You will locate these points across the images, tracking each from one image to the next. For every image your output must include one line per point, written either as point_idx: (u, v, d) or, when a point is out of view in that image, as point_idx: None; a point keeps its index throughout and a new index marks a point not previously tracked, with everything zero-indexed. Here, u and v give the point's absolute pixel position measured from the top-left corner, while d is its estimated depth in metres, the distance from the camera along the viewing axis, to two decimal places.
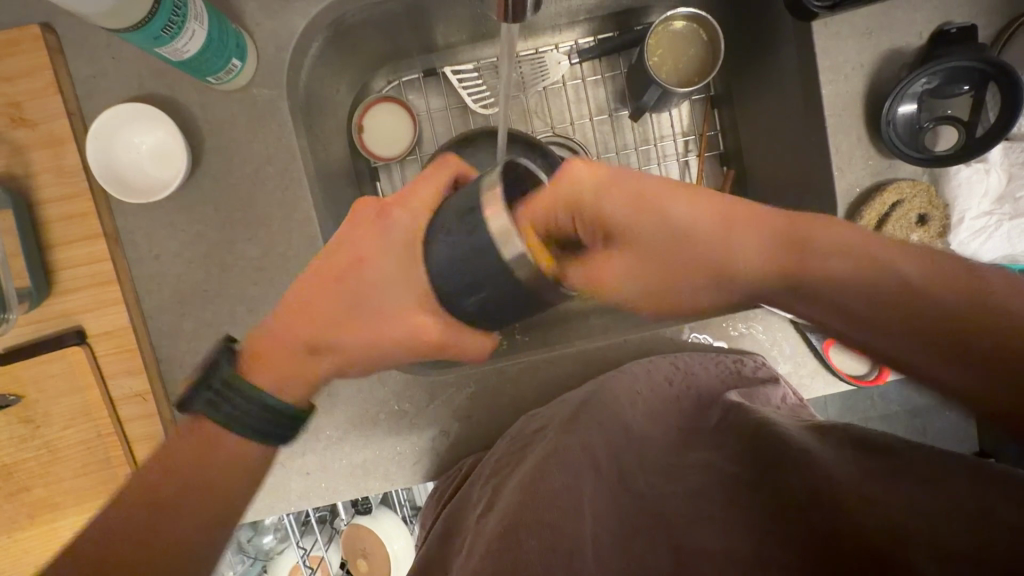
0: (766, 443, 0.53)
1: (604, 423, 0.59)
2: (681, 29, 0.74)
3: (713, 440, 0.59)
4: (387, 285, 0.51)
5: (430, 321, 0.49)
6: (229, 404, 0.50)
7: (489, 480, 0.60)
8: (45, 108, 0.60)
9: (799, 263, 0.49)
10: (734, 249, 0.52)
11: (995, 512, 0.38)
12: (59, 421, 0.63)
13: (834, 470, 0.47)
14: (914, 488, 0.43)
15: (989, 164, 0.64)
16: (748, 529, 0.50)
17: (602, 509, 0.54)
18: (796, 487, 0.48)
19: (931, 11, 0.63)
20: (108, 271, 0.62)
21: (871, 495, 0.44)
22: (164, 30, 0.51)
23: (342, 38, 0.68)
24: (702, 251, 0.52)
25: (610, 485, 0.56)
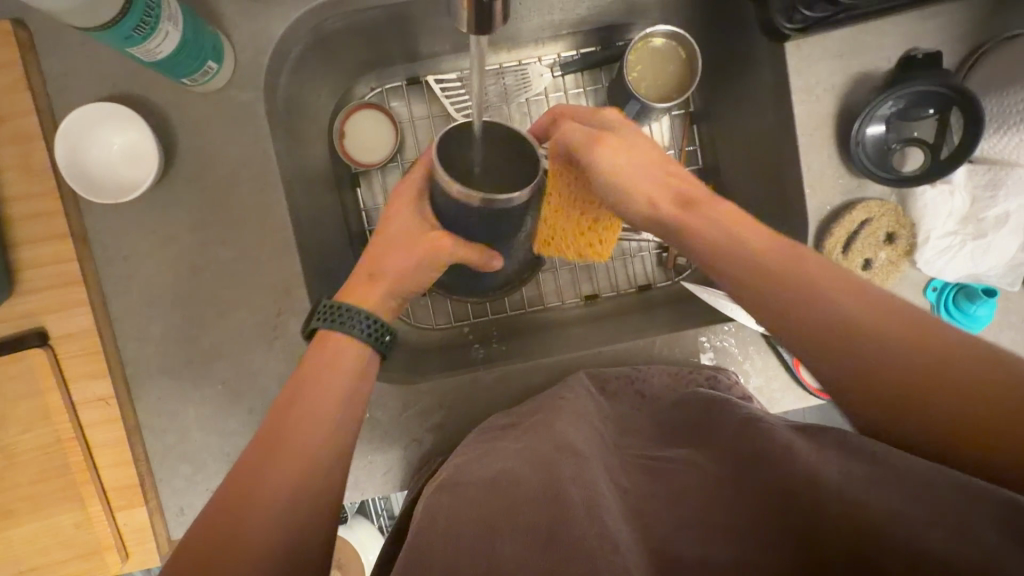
0: (749, 435, 0.48)
1: (575, 422, 0.55)
2: (660, 45, 0.76)
3: (688, 438, 0.53)
4: (408, 222, 0.58)
5: (446, 242, 0.58)
6: (342, 316, 0.53)
7: (460, 460, 0.55)
8: (14, 104, 0.59)
9: (863, 308, 0.38)
10: (826, 281, 0.40)
11: (981, 536, 0.34)
12: (17, 425, 0.61)
13: (821, 471, 0.42)
14: (897, 496, 0.39)
15: (954, 185, 0.65)
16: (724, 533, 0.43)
17: (593, 482, 0.46)
18: (774, 483, 0.43)
19: (900, 36, 0.65)
20: (74, 271, 0.61)
21: (855, 499, 0.39)
22: (135, 30, 0.50)
23: (324, 44, 0.69)
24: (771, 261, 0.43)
25: (602, 470, 0.49)
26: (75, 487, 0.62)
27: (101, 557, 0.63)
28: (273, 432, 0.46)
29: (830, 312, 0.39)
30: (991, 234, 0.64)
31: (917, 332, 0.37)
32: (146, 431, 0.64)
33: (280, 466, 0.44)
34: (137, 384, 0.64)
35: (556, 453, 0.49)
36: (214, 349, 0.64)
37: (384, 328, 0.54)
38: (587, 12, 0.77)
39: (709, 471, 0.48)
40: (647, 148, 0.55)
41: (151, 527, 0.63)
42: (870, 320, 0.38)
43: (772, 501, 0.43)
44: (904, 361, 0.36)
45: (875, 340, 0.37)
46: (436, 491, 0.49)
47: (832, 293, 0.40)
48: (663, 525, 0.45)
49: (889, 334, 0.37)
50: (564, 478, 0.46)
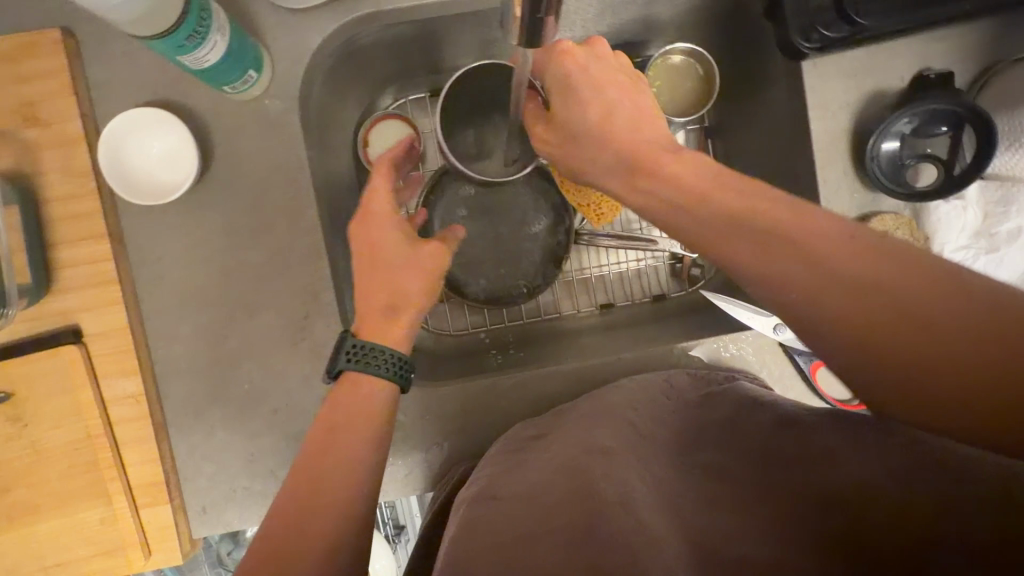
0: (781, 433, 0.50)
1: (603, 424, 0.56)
2: (679, 62, 0.78)
3: (721, 434, 0.54)
4: (387, 245, 0.60)
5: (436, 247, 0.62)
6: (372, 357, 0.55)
7: (490, 470, 0.57)
8: (60, 109, 0.62)
9: (893, 282, 0.36)
10: (850, 252, 0.37)
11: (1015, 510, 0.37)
12: (48, 420, 0.62)
13: (853, 469, 0.44)
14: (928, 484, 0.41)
15: (966, 201, 0.67)
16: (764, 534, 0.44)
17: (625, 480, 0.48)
18: (809, 481, 0.45)
19: (912, 57, 0.67)
20: (110, 270, 0.62)
21: (887, 488, 0.42)
22: (187, 40, 0.52)
23: (355, 56, 0.71)
24: (803, 233, 0.39)
25: (634, 463, 0.51)
26: (101, 484, 0.63)
27: (125, 554, 0.63)
28: (315, 458, 0.49)
29: (861, 289, 0.36)
30: (1004, 248, 0.67)
31: (954, 299, 0.35)
32: (172, 428, 0.65)
33: (327, 489, 0.47)
34: (165, 383, 0.65)
35: (584, 456, 0.51)
36: (241, 350, 0.65)
37: (408, 367, 0.57)
38: (607, 29, 0.80)
39: (739, 470, 0.49)
40: (598, 113, 0.53)
41: (175, 526, 0.64)
42: (896, 293, 0.36)
43: (802, 491, 0.45)
44: (941, 347, 0.34)
45: (908, 323, 0.35)
46: (475, 501, 0.52)
47: (863, 263, 0.37)
48: (697, 520, 0.46)
49: (920, 307, 0.35)
50: (596, 474, 0.48)
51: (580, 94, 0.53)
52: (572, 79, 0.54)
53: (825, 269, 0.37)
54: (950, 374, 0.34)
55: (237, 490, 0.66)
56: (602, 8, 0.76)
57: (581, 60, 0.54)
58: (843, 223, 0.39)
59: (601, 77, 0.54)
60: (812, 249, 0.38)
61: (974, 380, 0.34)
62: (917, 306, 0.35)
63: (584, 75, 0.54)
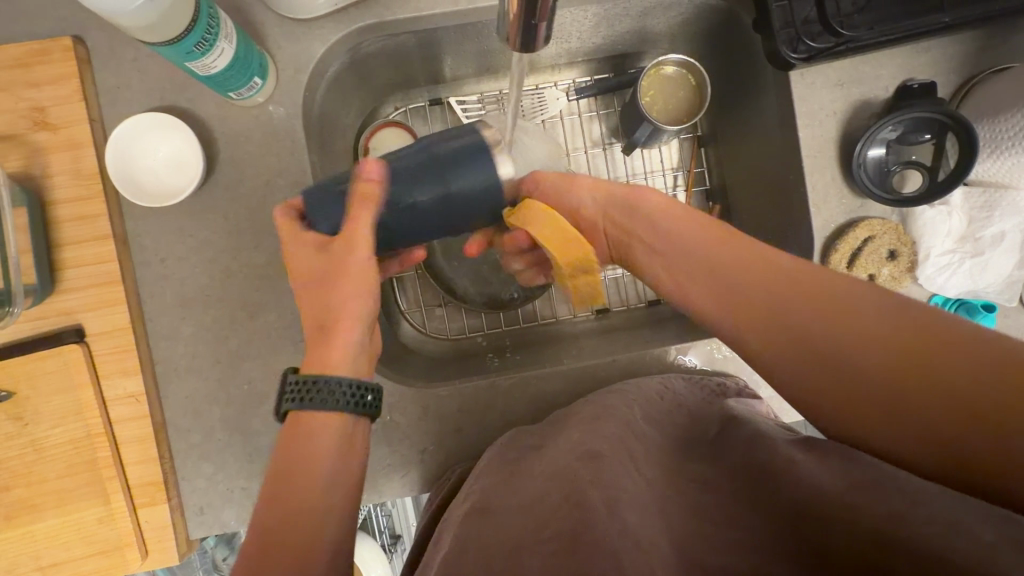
0: (758, 447, 0.51)
1: (597, 433, 0.55)
2: (671, 73, 0.81)
3: (708, 451, 0.56)
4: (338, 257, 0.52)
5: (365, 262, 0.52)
6: (319, 393, 0.48)
7: (486, 481, 0.57)
8: (69, 114, 0.63)
9: (849, 324, 0.41)
10: (809, 304, 0.43)
11: (971, 531, 0.37)
12: (49, 419, 0.63)
13: (823, 482, 0.45)
14: (894, 502, 0.41)
15: (951, 206, 0.68)
16: (743, 544, 0.43)
17: (617, 484, 0.47)
18: (781, 491, 0.46)
19: (895, 68, 0.70)
20: (114, 271, 0.63)
21: (854, 502, 0.42)
22: (196, 46, 0.54)
23: (358, 65, 0.73)
24: (782, 282, 0.45)
25: (626, 465, 0.50)
26: (100, 483, 0.63)
27: (121, 554, 0.64)
28: (295, 457, 0.47)
29: (833, 330, 0.41)
30: (988, 253, 0.67)
31: (911, 335, 0.39)
32: (172, 428, 0.66)
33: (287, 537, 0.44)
34: (166, 383, 0.65)
35: (577, 463, 0.51)
36: (242, 350, 0.66)
37: (364, 388, 0.49)
38: (602, 41, 0.83)
39: (725, 487, 0.50)
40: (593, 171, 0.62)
41: (172, 525, 0.64)
42: (865, 330, 0.40)
43: (784, 507, 0.46)
44: (894, 389, 0.38)
45: (861, 365, 0.40)
46: (468, 516, 0.51)
47: (827, 321, 0.42)
48: (677, 528, 0.46)
49: (877, 351, 0.39)
50: (585, 482, 0.47)
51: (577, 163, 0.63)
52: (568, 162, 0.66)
53: (789, 318, 0.43)
54: (923, 404, 0.37)
55: (234, 490, 0.66)
56: (598, 21, 0.79)
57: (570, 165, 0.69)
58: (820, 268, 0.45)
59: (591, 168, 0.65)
60: (788, 298, 0.44)
61: (951, 408, 0.36)
62: (884, 341, 0.39)
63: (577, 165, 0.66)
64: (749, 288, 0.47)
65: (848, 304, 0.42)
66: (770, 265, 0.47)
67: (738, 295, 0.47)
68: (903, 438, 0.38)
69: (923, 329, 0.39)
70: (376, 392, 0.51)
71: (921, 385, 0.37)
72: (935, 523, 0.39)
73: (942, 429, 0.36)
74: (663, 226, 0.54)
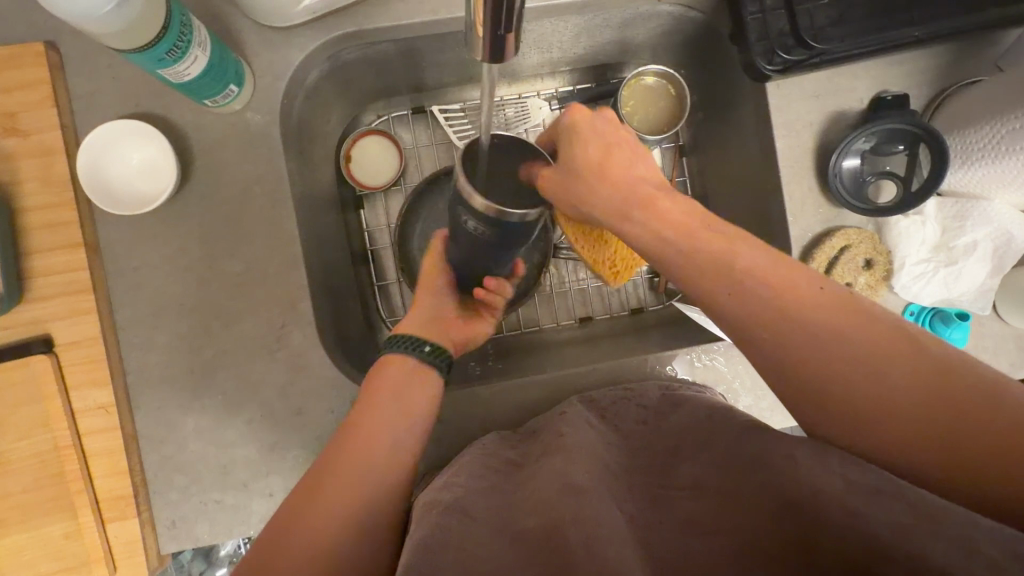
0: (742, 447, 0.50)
1: (575, 456, 0.55)
2: (652, 83, 0.82)
3: (698, 448, 0.54)
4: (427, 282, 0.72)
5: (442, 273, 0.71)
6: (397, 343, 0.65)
7: (466, 483, 0.57)
8: (40, 120, 0.62)
9: (856, 332, 0.42)
10: (825, 322, 0.42)
11: (971, 538, 0.37)
12: (14, 432, 0.61)
13: (816, 479, 0.44)
14: (894, 507, 0.40)
15: (925, 216, 0.69)
16: (729, 556, 0.44)
17: (598, 521, 0.46)
18: (767, 496, 0.46)
19: (870, 80, 0.71)
20: (84, 280, 0.62)
21: (854, 507, 0.41)
22: (168, 54, 0.53)
23: (338, 73, 0.73)
24: (786, 296, 0.44)
25: (607, 500, 0.50)
26: (68, 497, 0.61)
27: (89, 569, 0.62)
28: (336, 450, 0.54)
29: (839, 355, 0.42)
30: (961, 261, 0.68)
31: (915, 371, 0.40)
32: (143, 440, 0.64)
33: (328, 498, 0.50)
34: (137, 394, 0.64)
35: (558, 496, 0.50)
36: (217, 360, 0.65)
37: (423, 340, 0.65)
38: (584, 51, 0.83)
39: (710, 491, 0.50)
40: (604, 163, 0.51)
41: (142, 540, 0.63)
42: (870, 361, 0.41)
43: (777, 513, 0.45)
44: (888, 397, 0.40)
45: (862, 371, 0.41)
46: (445, 513, 0.51)
47: (839, 346, 0.42)
48: (665, 543, 0.47)
49: (882, 361, 0.41)
50: (566, 519, 0.47)
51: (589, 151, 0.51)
52: (581, 138, 0.51)
53: (799, 317, 0.43)
54: (922, 436, 0.39)
55: (208, 503, 0.65)
56: (579, 31, 0.79)
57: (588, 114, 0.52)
58: (821, 283, 0.44)
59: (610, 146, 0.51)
60: (797, 316, 0.43)
61: (950, 445, 0.38)
62: (889, 371, 0.40)
63: (600, 139, 0.51)
64: (757, 298, 0.44)
65: (856, 328, 0.42)
66: (773, 274, 0.45)
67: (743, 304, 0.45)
68: (887, 439, 0.41)
69: (927, 361, 0.40)
70: (437, 347, 0.65)
71: (923, 419, 0.39)
72: (931, 527, 0.38)
73: (940, 459, 0.39)
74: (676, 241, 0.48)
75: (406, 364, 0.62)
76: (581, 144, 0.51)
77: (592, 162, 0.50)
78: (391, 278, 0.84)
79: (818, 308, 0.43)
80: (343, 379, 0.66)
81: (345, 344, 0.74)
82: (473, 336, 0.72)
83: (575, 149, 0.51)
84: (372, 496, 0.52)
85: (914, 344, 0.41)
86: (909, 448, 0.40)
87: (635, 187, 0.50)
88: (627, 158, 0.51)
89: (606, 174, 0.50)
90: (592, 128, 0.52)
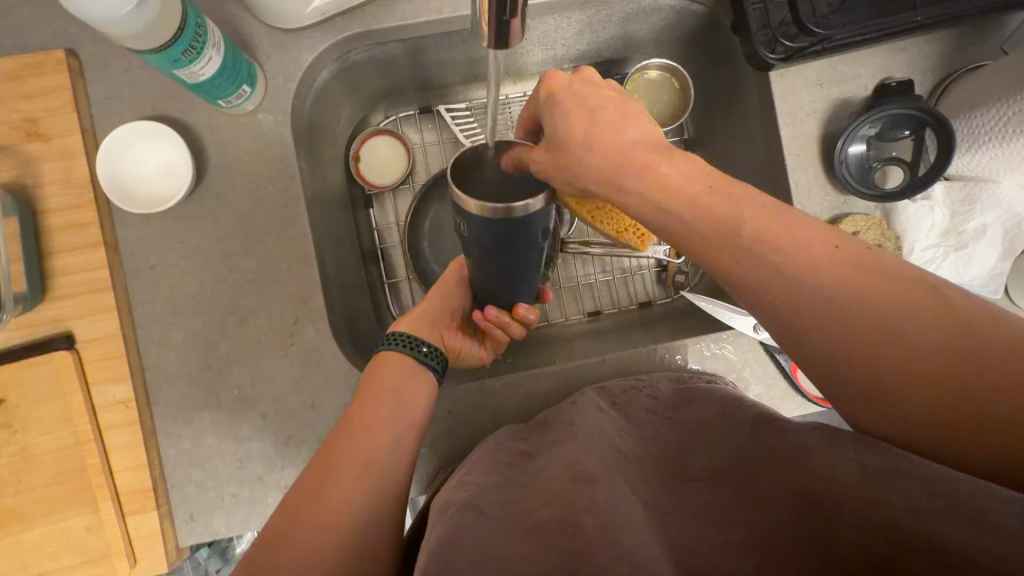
0: (759, 439, 0.50)
1: (590, 445, 0.55)
2: (655, 76, 0.83)
3: (711, 443, 0.54)
4: (439, 295, 0.73)
5: (458, 293, 0.74)
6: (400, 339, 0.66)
7: (478, 478, 0.57)
8: (61, 125, 0.64)
9: (875, 290, 0.39)
10: (843, 284, 0.40)
11: (992, 517, 0.37)
12: (39, 427, 0.63)
13: (834, 468, 0.44)
14: (915, 489, 0.40)
15: (933, 201, 0.69)
16: (751, 548, 0.43)
17: (611, 508, 0.46)
18: (787, 488, 0.45)
19: (874, 67, 0.71)
20: (104, 278, 0.64)
21: (877, 496, 0.41)
22: (183, 54, 0.55)
23: (346, 74, 0.75)
24: (801, 260, 0.41)
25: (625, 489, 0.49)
26: (90, 491, 0.63)
27: (110, 562, 0.63)
28: (337, 448, 0.55)
29: (857, 318, 0.39)
30: (971, 245, 0.67)
31: (939, 331, 0.38)
32: (161, 435, 0.65)
33: (341, 491, 0.51)
34: (155, 389, 0.65)
35: (571, 487, 0.50)
36: (232, 355, 0.66)
37: (422, 341, 0.66)
38: (587, 47, 0.84)
39: (729, 482, 0.49)
40: (593, 128, 0.47)
41: (162, 533, 0.64)
42: (893, 323, 0.39)
43: (796, 509, 0.44)
44: (912, 360, 0.38)
45: (881, 330, 0.39)
46: (460, 509, 0.51)
47: (860, 308, 0.39)
48: (681, 534, 0.46)
49: (901, 319, 0.39)
50: (580, 511, 0.47)
51: (574, 117, 0.48)
52: (561, 105, 0.49)
53: (814, 280, 0.41)
54: (947, 399, 0.37)
55: (225, 497, 0.66)
56: (582, 27, 0.80)
57: (565, 80, 0.50)
58: (837, 241, 0.42)
59: (597, 109, 0.48)
60: (810, 278, 0.41)
61: (977, 407, 0.37)
62: (913, 333, 0.38)
63: (584, 102, 0.48)
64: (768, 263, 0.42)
65: (876, 288, 0.39)
66: (784, 236, 0.42)
67: (753, 272, 0.43)
68: (910, 405, 0.39)
69: (952, 320, 0.38)
70: (433, 349, 0.66)
71: (948, 381, 0.37)
72: (950, 509, 0.38)
73: (966, 423, 0.37)
74: (682, 210, 0.45)
75: (405, 363, 0.64)
76: (562, 113, 0.49)
77: (576, 131, 0.48)
78: (402, 276, 0.85)
79: (833, 270, 0.41)
80: (355, 372, 0.67)
81: (356, 339, 0.75)
82: (462, 357, 0.74)
83: (557, 120, 0.49)
84: (388, 485, 0.54)
85: (940, 304, 0.38)
86: (927, 410, 0.38)
87: (632, 152, 0.46)
88: (617, 119, 0.48)
89: (599, 139, 0.47)
90: (572, 96, 0.49)
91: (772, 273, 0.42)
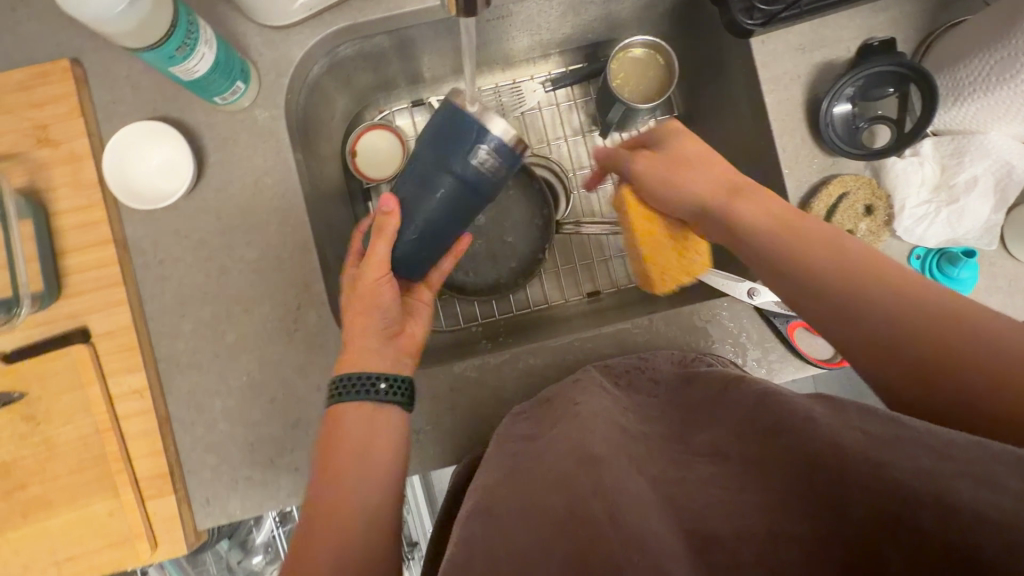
0: (767, 405, 0.49)
1: (592, 421, 0.55)
2: (639, 55, 0.84)
3: (712, 415, 0.53)
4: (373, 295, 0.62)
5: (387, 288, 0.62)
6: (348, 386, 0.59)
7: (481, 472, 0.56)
8: (69, 130, 0.68)
9: (872, 266, 0.46)
10: (841, 261, 0.47)
11: (1001, 480, 0.35)
12: (60, 417, 0.66)
13: (840, 433, 0.42)
14: (923, 454, 0.39)
15: (922, 156, 0.69)
16: (760, 509, 0.41)
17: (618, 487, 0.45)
18: (795, 452, 0.43)
19: (856, 28, 0.71)
20: (115, 273, 0.67)
21: (885, 459, 0.39)
22: (177, 51, 0.57)
23: (338, 69, 0.78)
24: (809, 240, 0.49)
25: (626, 466, 0.48)
26: (110, 477, 0.66)
27: (132, 545, 0.66)
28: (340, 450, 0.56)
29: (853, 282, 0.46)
30: (963, 198, 0.67)
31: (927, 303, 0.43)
32: (176, 422, 0.68)
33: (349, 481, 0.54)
34: (168, 378, 0.68)
35: (571, 454, 0.50)
36: (239, 343, 0.69)
37: (376, 376, 0.59)
38: (571, 30, 0.86)
39: (735, 458, 0.47)
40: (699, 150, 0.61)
41: (181, 515, 0.66)
42: (888, 291, 0.45)
43: (800, 467, 0.42)
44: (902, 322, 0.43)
45: (885, 289, 0.45)
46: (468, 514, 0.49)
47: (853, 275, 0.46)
48: (694, 504, 0.44)
49: (896, 287, 0.45)
50: (587, 492, 0.46)
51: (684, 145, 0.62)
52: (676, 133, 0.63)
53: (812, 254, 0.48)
54: (939, 362, 0.42)
55: (239, 480, 0.68)
56: (564, 10, 0.82)
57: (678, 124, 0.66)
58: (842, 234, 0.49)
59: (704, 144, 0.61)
60: (815, 255, 0.48)
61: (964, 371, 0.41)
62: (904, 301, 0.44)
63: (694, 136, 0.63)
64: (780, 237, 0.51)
65: (870, 265, 0.46)
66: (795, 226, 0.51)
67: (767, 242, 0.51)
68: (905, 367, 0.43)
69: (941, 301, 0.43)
70: (393, 381, 0.60)
71: (936, 344, 0.42)
72: (960, 472, 0.37)
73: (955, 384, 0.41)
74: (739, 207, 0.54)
75: (364, 406, 0.59)
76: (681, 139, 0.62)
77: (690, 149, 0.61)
78: None
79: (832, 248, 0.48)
80: None
81: None
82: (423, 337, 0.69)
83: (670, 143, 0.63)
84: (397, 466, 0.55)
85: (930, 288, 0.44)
86: (919, 373, 0.42)
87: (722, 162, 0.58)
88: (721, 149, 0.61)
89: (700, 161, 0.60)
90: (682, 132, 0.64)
91: (786, 240, 0.50)
